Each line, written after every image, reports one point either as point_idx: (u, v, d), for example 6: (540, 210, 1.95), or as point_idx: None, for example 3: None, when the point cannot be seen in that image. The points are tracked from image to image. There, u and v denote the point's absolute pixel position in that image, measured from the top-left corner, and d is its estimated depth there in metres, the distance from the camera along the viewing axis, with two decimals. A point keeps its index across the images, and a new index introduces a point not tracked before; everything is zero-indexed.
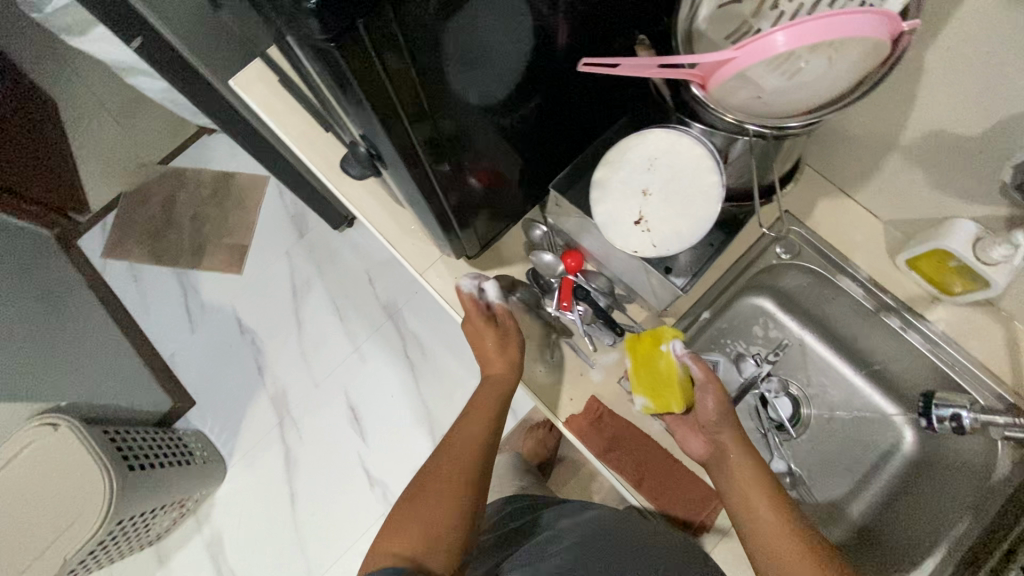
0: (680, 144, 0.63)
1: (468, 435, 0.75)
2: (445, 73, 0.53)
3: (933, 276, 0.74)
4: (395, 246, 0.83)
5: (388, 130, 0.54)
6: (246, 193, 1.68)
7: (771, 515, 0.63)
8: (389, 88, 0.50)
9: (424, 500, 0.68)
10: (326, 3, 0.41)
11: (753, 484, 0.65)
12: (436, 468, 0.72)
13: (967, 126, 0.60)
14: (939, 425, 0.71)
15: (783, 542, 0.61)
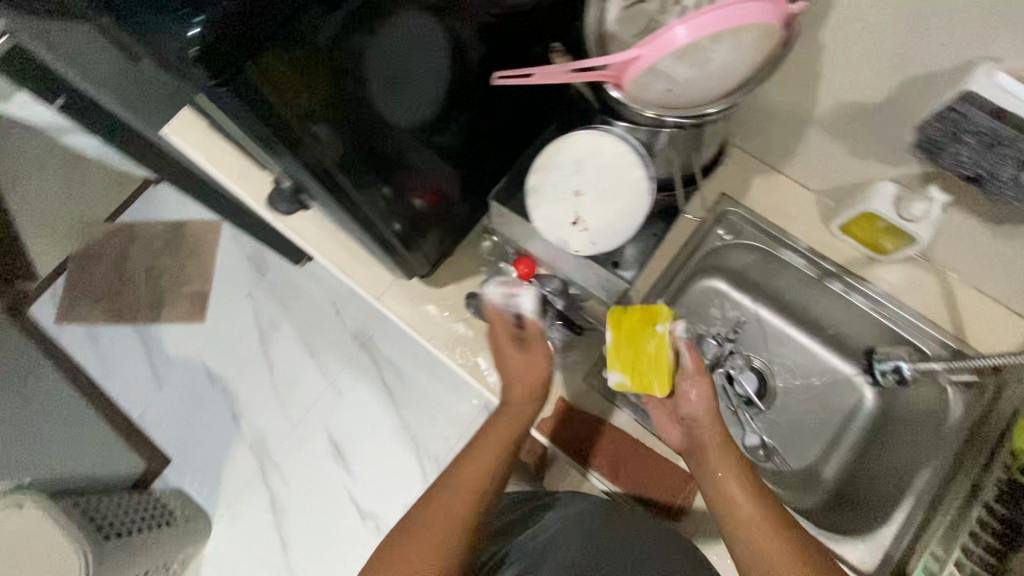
0: (602, 143, 0.65)
1: (472, 474, 0.70)
2: (364, 94, 0.55)
3: (866, 239, 0.77)
4: (348, 275, 0.82)
5: (309, 165, 0.57)
6: (199, 240, 1.65)
7: (755, 513, 0.64)
8: (304, 111, 0.52)
9: (414, 543, 0.65)
10: (209, 46, 0.44)
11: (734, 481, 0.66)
12: (434, 500, 0.68)
13: (872, 95, 0.64)
14: (883, 378, 0.78)
15: (766, 540, 0.62)
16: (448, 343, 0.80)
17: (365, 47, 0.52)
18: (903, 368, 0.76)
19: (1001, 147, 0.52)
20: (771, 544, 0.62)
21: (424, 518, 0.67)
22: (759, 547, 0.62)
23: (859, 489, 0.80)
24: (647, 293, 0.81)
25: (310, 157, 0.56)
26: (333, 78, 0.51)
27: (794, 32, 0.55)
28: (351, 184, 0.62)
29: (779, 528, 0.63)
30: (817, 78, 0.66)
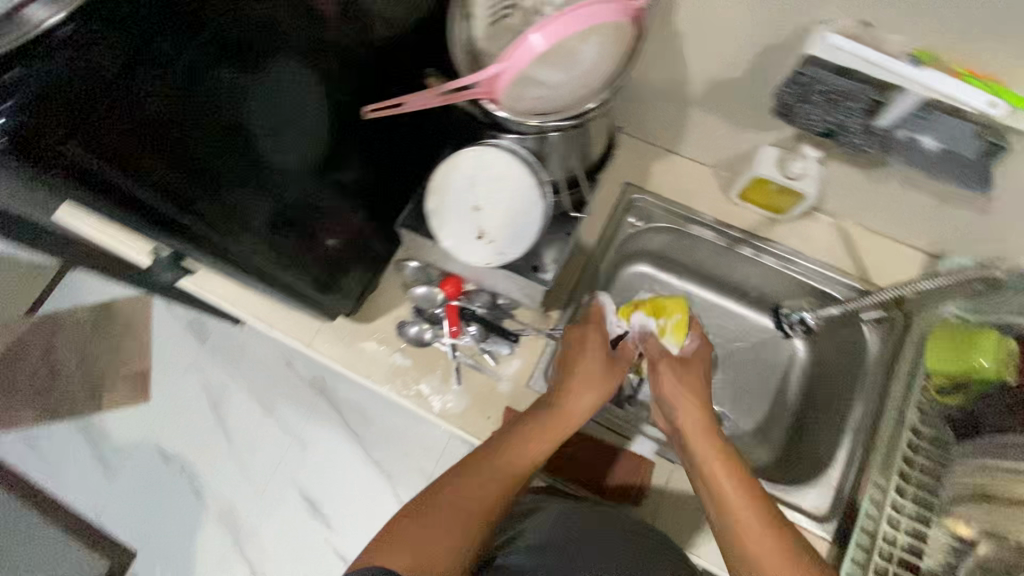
0: (488, 156, 0.67)
1: (510, 466, 0.66)
2: (243, 143, 0.54)
3: (763, 202, 0.82)
4: (273, 325, 0.80)
5: (191, 222, 0.56)
6: (129, 316, 1.57)
7: (749, 513, 0.62)
8: (193, 199, 0.54)
9: (439, 520, 0.60)
10: (22, 111, 0.40)
11: (723, 479, 0.65)
12: (468, 476, 0.64)
13: (733, 69, 0.67)
14: (792, 329, 0.84)
15: (760, 540, 0.60)
16: (387, 376, 0.79)
17: (240, 126, 0.53)
18: (807, 319, 0.82)
19: (846, 103, 0.57)
20: (766, 544, 0.60)
21: (456, 494, 0.63)
22: (751, 548, 0.60)
23: (807, 439, 0.83)
24: (573, 289, 0.83)
25: (212, 237, 0.59)
26: (212, 162, 0.53)
27: (643, 22, 0.58)
28: (258, 243, 0.64)
29: (773, 526, 0.61)
30: (682, 62, 0.70)
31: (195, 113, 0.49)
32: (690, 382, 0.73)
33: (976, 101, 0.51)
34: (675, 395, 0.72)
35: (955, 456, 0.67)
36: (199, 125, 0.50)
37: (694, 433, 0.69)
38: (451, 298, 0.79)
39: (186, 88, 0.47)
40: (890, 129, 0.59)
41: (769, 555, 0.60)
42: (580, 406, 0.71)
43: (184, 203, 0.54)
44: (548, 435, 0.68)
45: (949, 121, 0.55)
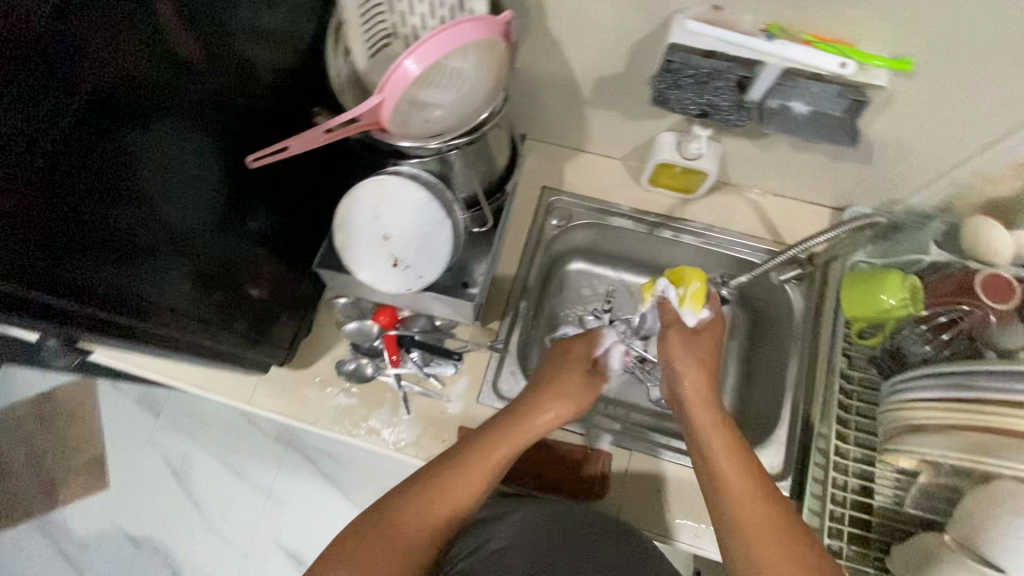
0: (386, 186, 0.67)
1: (470, 479, 0.62)
2: (148, 208, 0.51)
3: (672, 185, 0.85)
4: (208, 388, 0.78)
5: (100, 304, 0.50)
6: (71, 403, 1.48)
7: (741, 482, 0.60)
8: (102, 281, 0.49)
9: (388, 534, 0.57)
10: None
11: (721, 448, 0.63)
12: (426, 487, 0.60)
13: (614, 65, 0.70)
14: None
15: (754, 507, 0.58)
16: (335, 417, 0.78)
17: (142, 187, 0.50)
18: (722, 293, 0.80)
19: (714, 83, 0.60)
20: (758, 512, 0.57)
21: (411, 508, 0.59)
22: (743, 515, 0.58)
23: (755, 402, 0.86)
24: (508, 298, 0.84)
25: (127, 320, 0.54)
26: (118, 234, 0.49)
27: (513, 29, 0.57)
28: (179, 320, 0.60)
29: (766, 498, 0.59)
30: (567, 65, 0.72)
31: (94, 181, 0.45)
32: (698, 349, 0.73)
33: (828, 66, 0.55)
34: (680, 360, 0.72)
35: (884, 395, 0.71)
36: (99, 193, 0.46)
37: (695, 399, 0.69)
38: (387, 328, 0.80)
39: (82, 154, 0.43)
40: (763, 99, 0.63)
41: (761, 522, 0.57)
42: (544, 418, 0.69)
43: (93, 288, 0.48)
44: (510, 447, 0.65)
45: (813, 85, 0.60)
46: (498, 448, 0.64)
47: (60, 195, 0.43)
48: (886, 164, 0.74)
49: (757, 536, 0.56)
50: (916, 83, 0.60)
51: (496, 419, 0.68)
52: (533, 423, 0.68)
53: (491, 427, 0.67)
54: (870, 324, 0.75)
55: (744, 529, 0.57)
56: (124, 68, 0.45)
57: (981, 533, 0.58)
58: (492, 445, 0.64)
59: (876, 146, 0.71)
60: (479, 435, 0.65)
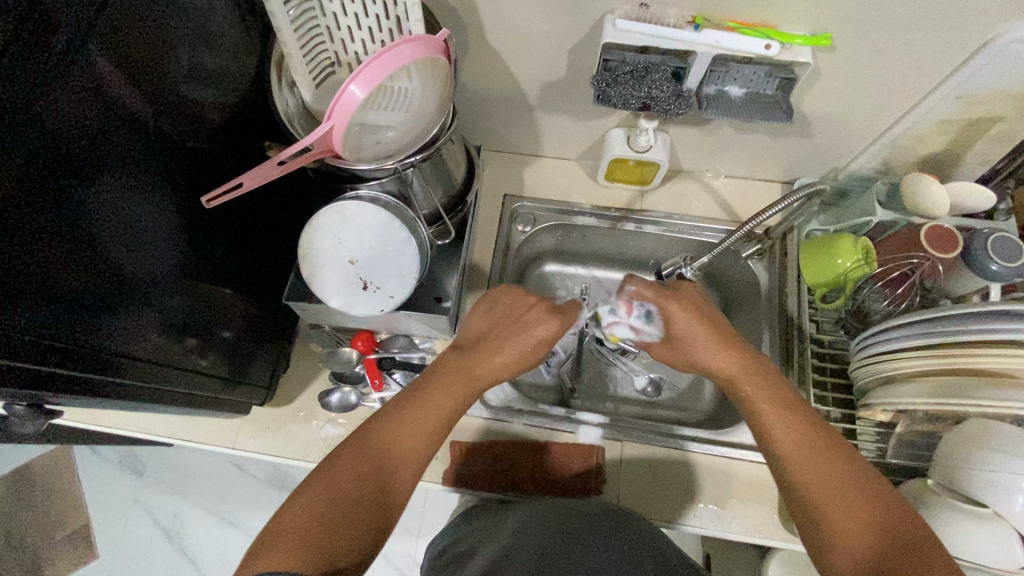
0: (347, 212, 0.68)
1: (411, 440, 0.54)
2: (98, 245, 0.49)
3: (628, 178, 0.88)
4: (190, 438, 0.76)
5: (64, 357, 0.48)
6: (49, 476, 1.42)
7: (798, 438, 0.53)
8: (65, 331, 0.47)
9: (324, 503, 0.49)
10: None
11: (774, 415, 0.55)
12: (363, 447, 0.52)
13: (557, 71, 0.73)
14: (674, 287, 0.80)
15: (813, 466, 0.52)
16: (325, 449, 0.77)
17: (87, 232, 0.48)
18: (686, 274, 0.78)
19: (651, 75, 0.63)
20: (816, 466, 0.51)
21: (349, 471, 0.51)
22: (804, 478, 0.51)
23: None
24: None
25: (97, 373, 0.52)
26: (66, 279, 0.47)
27: (453, 47, 0.58)
28: (150, 370, 0.58)
29: (833, 452, 0.52)
30: (511, 75, 0.75)
31: (41, 233, 0.44)
32: (687, 345, 0.62)
33: (754, 49, 0.59)
34: (703, 353, 0.61)
35: (852, 354, 0.73)
36: (49, 246, 0.44)
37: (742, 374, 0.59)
38: (367, 353, 0.79)
39: (26, 211, 0.42)
40: (698, 87, 0.67)
41: (828, 484, 0.51)
42: (491, 364, 0.59)
43: (49, 345, 0.47)
44: (456, 396, 0.57)
45: (743, 69, 0.64)
46: (439, 398, 0.56)
47: (11, 254, 0.42)
48: (824, 135, 0.78)
49: (827, 497, 0.50)
50: (838, 57, 0.64)
51: (438, 367, 0.60)
52: (475, 370, 0.59)
53: (433, 377, 0.58)
54: (832, 288, 0.78)
55: (811, 500, 0.51)
56: (58, 120, 0.44)
57: (959, 473, 0.60)
58: (433, 397, 0.56)
59: (813, 119, 0.75)
60: (417, 391, 0.57)
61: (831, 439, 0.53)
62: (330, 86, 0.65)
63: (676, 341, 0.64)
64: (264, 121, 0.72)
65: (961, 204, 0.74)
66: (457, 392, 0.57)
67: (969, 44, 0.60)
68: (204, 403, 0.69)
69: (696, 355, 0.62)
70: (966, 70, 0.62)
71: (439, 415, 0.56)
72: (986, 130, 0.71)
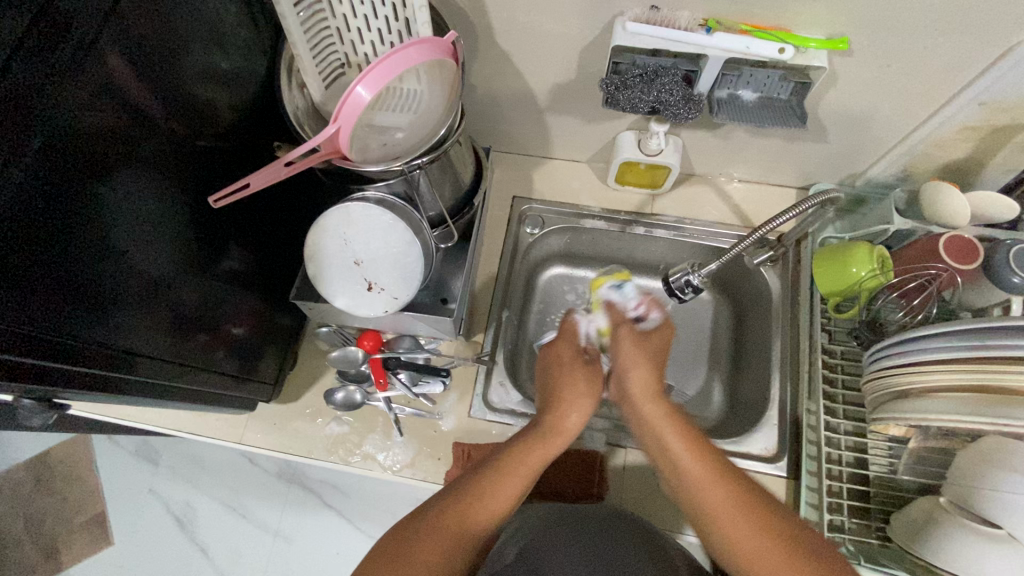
0: (352, 213, 0.68)
1: (501, 496, 0.55)
2: (108, 251, 0.50)
3: (639, 180, 0.87)
4: (200, 432, 0.78)
5: (72, 355, 0.49)
6: (69, 462, 1.45)
7: (695, 464, 0.55)
8: (75, 330, 0.49)
9: (402, 557, 0.50)
10: None
11: (669, 437, 0.57)
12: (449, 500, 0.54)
13: (567, 74, 0.72)
14: (683, 294, 0.79)
15: (708, 492, 0.54)
16: (330, 447, 0.77)
17: (96, 233, 0.49)
18: (693, 280, 0.77)
19: (661, 79, 0.62)
20: (722, 499, 0.53)
21: (436, 526, 0.52)
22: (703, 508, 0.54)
23: (744, 386, 0.86)
24: (490, 309, 0.85)
25: (106, 370, 0.54)
26: (74, 283, 0.47)
27: (461, 49, 0.58)
28: (161, 365, 0.60)
29: (724, 480, 0.54)
30: (521, 77, 0.74)
31: (50, 232, 0.44)
32: (650, 352, 0.65)
33: (767, 53, 0.58)
34: (617, 363, 0.65)
35: (865, 366, 0.71)
36: (59, 245, 0.45)
37: (635, 400, 0.61)
38: (374, 352, 0.80)
39: (37, 210, 0.43)
40: (710, 91, 0.66)
41: (725, 509, 0.53)
42: (575, 419, 0.61)
43: (58, 344, 0.48)
44: (538, 458, 0.58)
45: (757, 73, 0.62)
46: (525, 458, 0.57)
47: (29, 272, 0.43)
48: (841, 141, 0.76)
49: (733, 529, 0.52)
50: (856, 62, 0.62)
51: (516, 434, 0.61)
52: (562, 426, 0.60)
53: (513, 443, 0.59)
54: (846, 298, 0.76)
55: (725, 537, 0.53)
56: (75, 120, 0.45)
57: (973, 493, 0.58)
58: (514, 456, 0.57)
59: (829, 124, 0.73)
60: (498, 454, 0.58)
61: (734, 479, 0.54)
62: (340, 86, 0.66)
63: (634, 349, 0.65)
64: (274, 120, 0.73)
65: (981, 214, 0.72)
66: (549, 449, 0.58)
67: (993, 50, 0.58)
68: (212, 397, 0.70)
69: (618, 362, 0.65)
70: (989, 77, 0.60)
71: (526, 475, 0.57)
72: (1009, 138, 0.68)
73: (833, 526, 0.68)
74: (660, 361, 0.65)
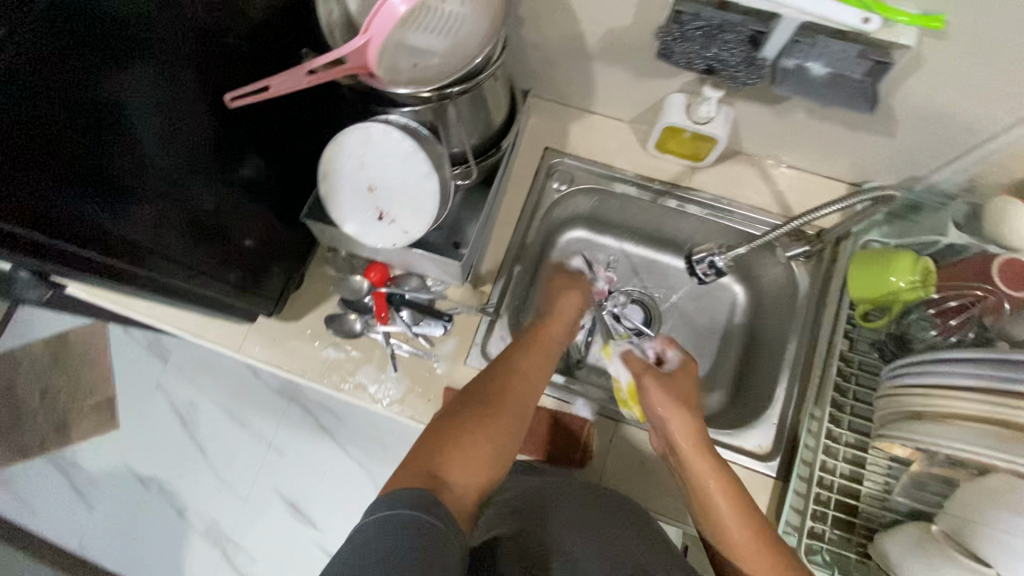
0: (371, 135, 0.64)
1: (520, 385, 0.61)
2: (130, 131, 0.50)
3: (682, 150, 0.81)
4: (202, 334, 0.78)
5: (84, 233, 0.49)
6: (85, 347, 1.51)
7: (741, 529, 0.59)
8: (93, 211, 0.49)
9: (443, 439, 0.53)
10: None
11: (719, 499, 0.61)
12: (485, 408, 0.56)
13: (623, 20, 0.66)
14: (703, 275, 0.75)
15: (750, 553, 0.58)
16: (325, 370, 0.78)
17: (117, 118, 0.48)
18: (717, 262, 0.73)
19: (724, 36, 0.57)
20: (752, 541, 0.58)
21: (480, 428, 0.55)
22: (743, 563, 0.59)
23: (750, 381, 0.83)
24: (503, 260, 0.82)
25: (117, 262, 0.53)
26: (90, 174, 0.47)
27: None
28: (175, 266, 0.59)
29: (751, 518, 0.60)
30: (572, 15, 0.68)
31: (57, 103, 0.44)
32: (682, 390, 0.68)
33: (846, 20, 0.51)
34: (657, 415, 0.66)
35: (883, 381, 0.67)
36: (71, 132, 0.45)
37: (691, 451, 0.63)
38: (378, 285, 0.79)
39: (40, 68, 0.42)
40: (776, 58, 0.60)
41: (749, 543, 0.58)
42: (562, 317, 0.72)
43: (69, 231, 0.48)
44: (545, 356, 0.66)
45: (833, 44, 0.56)
46: (535, 356, 0.65)
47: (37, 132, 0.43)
48: (911, 137, 0.70)
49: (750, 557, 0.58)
50: (948, 47, 0.55)
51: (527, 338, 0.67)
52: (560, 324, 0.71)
53: (525, 345, 0.66)
54: (876, 307, 0.72)
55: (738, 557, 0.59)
56: None
57: (969, 527, 0.56)
58: (528, 357, 0.64)
59: (901, 116, 0.67)
60: (513, 352, 0.65)
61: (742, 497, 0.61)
62: None
63: (679, 393, 0.67)
64: (307, 26, 0.69)
65: None
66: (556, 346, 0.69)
67: None
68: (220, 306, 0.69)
69: (658, 413, 0.66)
70: None
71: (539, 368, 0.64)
72: None
73: (812, 533, 0.67)
74: (692, 400, 0.67)
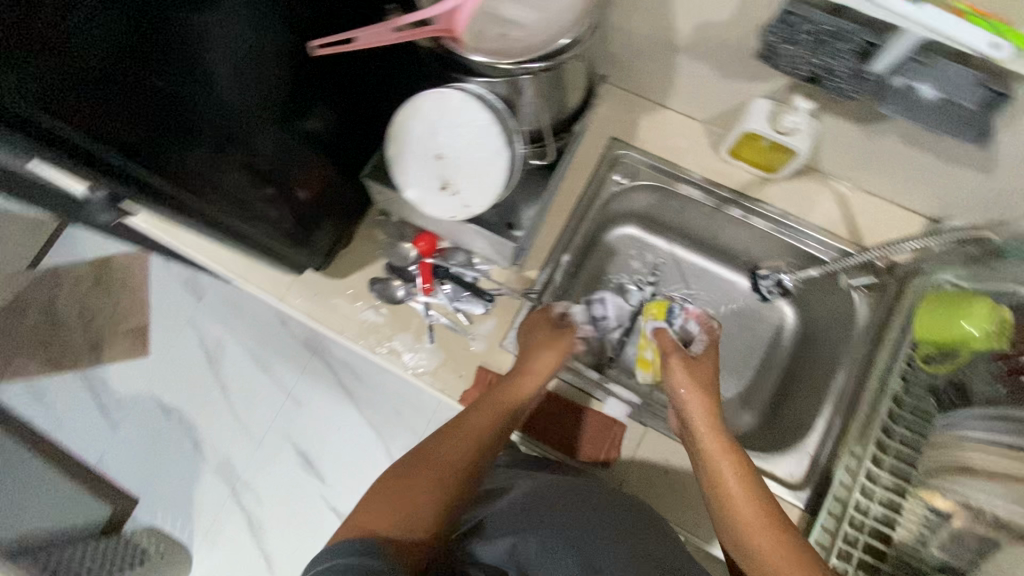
0: (448, 101, 0.64)
1: (464, 441, 0.63)
2: (207, 65, 0.50)
3: (756, 159, 0.78)
4: (246, 278, 0.79)
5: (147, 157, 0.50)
6: (127, 273, 1.55)
7: (750, 508, 0.60)
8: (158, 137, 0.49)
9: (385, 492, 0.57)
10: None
11: (730, 476, 0.62)
12: (422, 467, 0.59)
13: (722, 14, 0.63)
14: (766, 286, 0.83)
15: (759, 534, 0.58)
16: (362, 331, 0.78)
17: (197, 48, 0.49)
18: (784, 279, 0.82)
19: (834, 44, 0.54)
20: (761, 521, 0.59)
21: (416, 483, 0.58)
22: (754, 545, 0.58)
23: (789, 407, 0.81)
24: (552, 247, 0.81)
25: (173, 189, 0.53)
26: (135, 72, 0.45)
27: None
28: (224, 202, 0.59)
29: (761, 500, 0.61)
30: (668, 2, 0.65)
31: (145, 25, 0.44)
32: (703, 374, 0.73)
33: (973, 42, 0.46)
34: (677, 391, 0.71)
35: (936, 428, 0.65)
36: (138, 61, 0.45)
37: (704, 422, 0.67)
38: (426, 255, 0.78)
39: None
40: (885, 74, 0.56)
41: (759, 524, 0.59)
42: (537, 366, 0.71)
43: (101, 124, 0.45)
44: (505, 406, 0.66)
45: (950, 67, 0.52)
46: (487, 412, 0.65)
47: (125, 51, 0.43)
48: (1009, 177, 0.65)
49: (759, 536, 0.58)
50: None
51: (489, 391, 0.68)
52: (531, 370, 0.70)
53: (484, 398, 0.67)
54: (939, 351, 0.69)
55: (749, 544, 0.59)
56: None
57: None
58: (480, 412, 0.66)
59: (1003, 153, 0.62)
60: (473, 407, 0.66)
61: (750, 482, 0.62)
62: None
63: (698, 375, 0.73)
64: None
65: None
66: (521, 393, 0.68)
67: None
68: (268, 253, 0.68)
69: (679, 390, 0.71)
70: None
71: (490, 422, 0.65)
72: None
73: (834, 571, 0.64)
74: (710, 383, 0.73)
